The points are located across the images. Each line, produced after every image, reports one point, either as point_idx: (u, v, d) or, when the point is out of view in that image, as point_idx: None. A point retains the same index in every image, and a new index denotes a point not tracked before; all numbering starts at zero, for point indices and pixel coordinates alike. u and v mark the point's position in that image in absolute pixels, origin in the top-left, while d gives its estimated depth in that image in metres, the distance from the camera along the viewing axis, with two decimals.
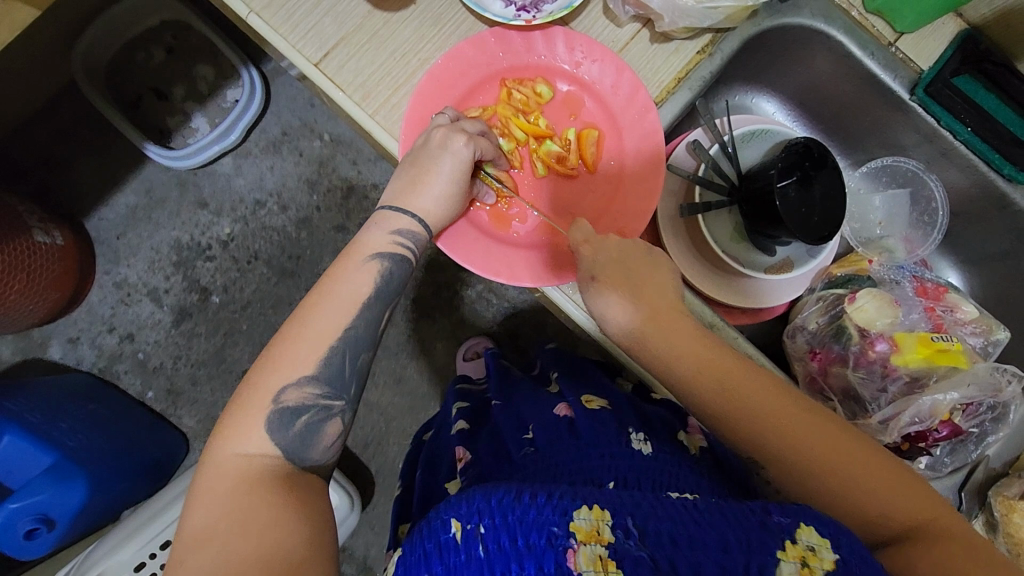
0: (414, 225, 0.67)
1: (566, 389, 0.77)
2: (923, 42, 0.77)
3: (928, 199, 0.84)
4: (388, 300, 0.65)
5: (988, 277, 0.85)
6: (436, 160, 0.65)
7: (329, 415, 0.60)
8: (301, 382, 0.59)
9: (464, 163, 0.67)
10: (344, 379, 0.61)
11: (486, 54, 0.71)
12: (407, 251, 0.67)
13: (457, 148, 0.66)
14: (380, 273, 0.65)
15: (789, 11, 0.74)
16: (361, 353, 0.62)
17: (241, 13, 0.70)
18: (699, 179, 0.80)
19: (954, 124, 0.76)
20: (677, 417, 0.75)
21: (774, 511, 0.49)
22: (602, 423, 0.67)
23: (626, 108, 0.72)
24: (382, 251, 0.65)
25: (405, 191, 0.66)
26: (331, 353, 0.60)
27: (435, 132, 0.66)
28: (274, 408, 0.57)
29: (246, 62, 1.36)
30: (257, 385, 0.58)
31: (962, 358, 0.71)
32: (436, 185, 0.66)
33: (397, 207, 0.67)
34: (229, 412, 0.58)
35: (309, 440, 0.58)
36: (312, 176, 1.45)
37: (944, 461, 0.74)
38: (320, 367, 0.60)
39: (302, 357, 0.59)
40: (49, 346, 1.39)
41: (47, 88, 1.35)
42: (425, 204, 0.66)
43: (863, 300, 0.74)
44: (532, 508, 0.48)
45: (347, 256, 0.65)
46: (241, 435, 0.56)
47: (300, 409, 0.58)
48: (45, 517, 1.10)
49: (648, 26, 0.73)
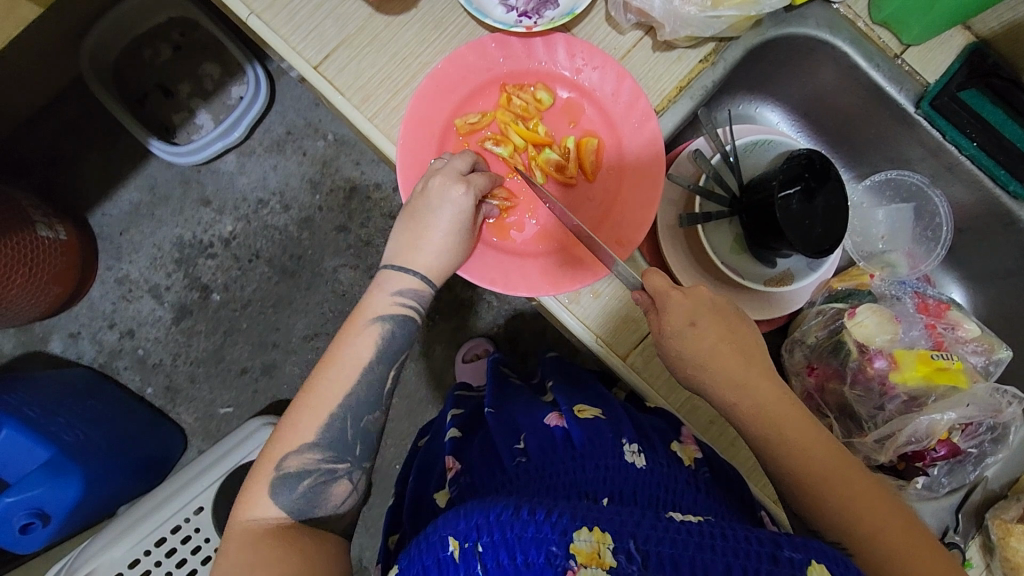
0: (417, 283, 0.66)
1: (560, 399, 0.76)
2: (931, 55, 0.76)
3: (933, 214, 0.83)
4: (393, 360, 0.65)
5: (991, 294, 0.84)
6: (432, 209, 0.65)
7: (333, 477, 0.61)
8: (301, 449, 0.61)
9: (464, 211, 0.65)
10: (346, 443, 0.62)
11: (485, 59, 0.71)
12: (412, 310, 0.67)
13: (455, 197, 0.65)
14: (382, 335, 0.65)
15: (794, 21, 0.74)
16: (365, 416, 0.63)
17: (242, 14, 0.70)
18: (699, 190, 0.80)
19: (960, 139, 0.75)
20: (672, 426, 0.71)
21: (785, 545, 0.48)
22: (596, 433, 0.66)
23: (625, 116, 0.71)
24: (384, 313, 0.65)
25: (405, 249, 0.66)
26: (330, 420, 0.62)
27: (432, 181, 0.65)
28: (276, 473, 0.60)
29: (252, 61, 1.36)
30: (267, 452, 0.62)
31: (960, 377, 0.70)
32: (433, 236, 0.65)
33: (400, 265, 0.66)
34: (247, 479, 0.62)
35: (314, 500, 0.60)
36: (315, 175, 1.44)
37: (942, 482, 0.72)
38: (320, 434, 0.61)
39: (304, 424, 0.61)
40: (50, 340, 1.40)
41: (53, 83, 1.36)
42: (429, 260, 0.66)
43: (862, 316, 0.72)
44: (531, 525, 0.48)
45: (352, 319, 0.66)
46: (251, 502, 0.60)
47: (301, 473, 0.60)
48: (40, 511, 1.09)
49: (650, 34, 0.73)
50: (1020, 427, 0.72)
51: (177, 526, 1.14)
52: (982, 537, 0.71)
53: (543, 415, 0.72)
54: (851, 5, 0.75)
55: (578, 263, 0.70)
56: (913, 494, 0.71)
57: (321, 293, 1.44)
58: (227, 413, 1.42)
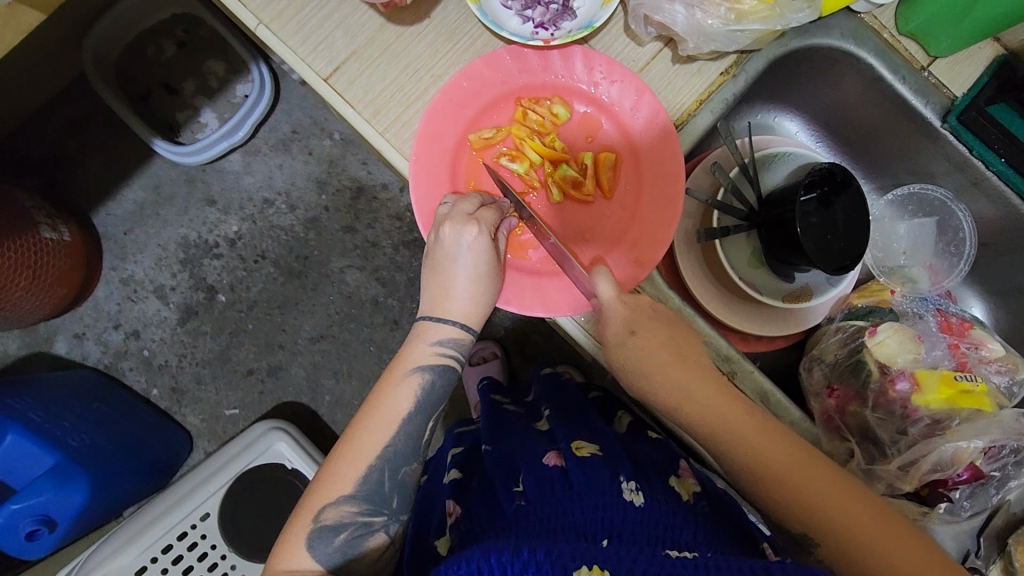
0: (456, 332, 0.67)
1: (558, 434, 0.76)
2: (958, 67, 0.74)
3: (956, 229, 0.81)
4: (432, 412, 0.67)
5: (1013, 310, 0.82)
6: (453, 259, 0.65)
7: (369, 530, 0.63)
8: (339, 501, 0.62)
9: (482, 253, 0.65)
10: (383, 495, 0.64)
11: (500, 72, 0.69)
12: (453, 360, 0.68)
13: (470, 241, 0.64)
14: (422, 385, 0.66)
15: (818, 31, 0.71)
16: (402, 468, 0.65)
17: (250, 24, 0.67)
18: (717, 204, 0.78)
19: (987, 154, 0.73)
20: (670, 460, 0.74)
21: (777, 569, 0.50)
22: (594, 471, 0.66)
23: (644, 131, 0.70)
24: (424, 363, 0.66)
25: (440, 300, 0.67)
26: (369, 472, 0.63)
27: (443, 229, 0.65)
28: (314, 525, 0.61)
29: (258, 59, 1.33)
30: (305, 502, 0.63)
31: (986, 401, 0.69)
32: (462, 286, 0.66)
33: (437, 316, 0.67)
34: (284, 528, 0.63)
35: (350, 554, 0.62)
36: (322, 175, 1.42)
37: (964, 505, 0.70)
38: (358, 486, 0.63)
39: (344, 476, 0.63)
40: (55, 341, 1.39)
41: (57, 81, 1.34)
42: (462, 310, 0.67)
43: (884, 334, 0.71)
44: (531, 565, 0.51)
45: (392, 369, 0.67)
46: (288, 552, 0.61)
47: (339, 526, 0.62)
48: (45, 519, 1.10)
49: (670, 45, 0.71)
50: None
51: (184, 533, 1.14)
52: (1003, 561, 0.70)
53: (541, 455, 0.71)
54: (877, 15, 0.73)
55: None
56: (937, 519, 0.70)
57: (328, 295, 1.42)
58: (233, 415, 1.41)
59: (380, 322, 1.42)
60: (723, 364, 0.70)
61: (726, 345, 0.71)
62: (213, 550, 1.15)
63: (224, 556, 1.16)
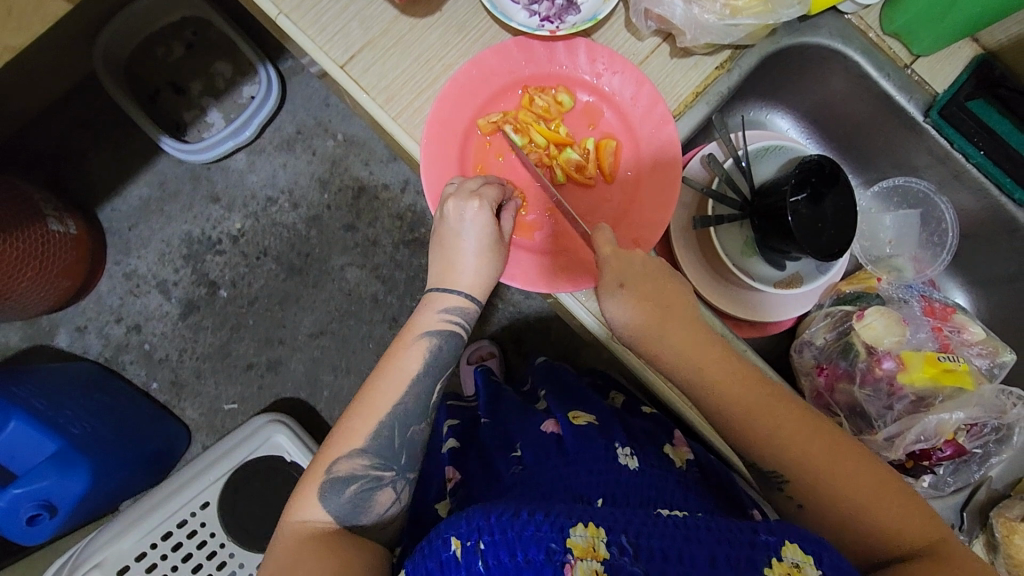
0: (463, 301, 0.70)
1: (553, 406, 0.80)
2: (939, 66, 0.78)
3: (939, 220, 0.85)
4: (440, 374, 0.69)
5: (994, 299, 0.86)
6: (457, 234, 0.68)
7: (379, 484, 0.65)
8: (353, 454, 0.65)
9: (484, 228, 0.68)
10: (393, 451, 0.66)
11: (508, 62, 0.73)
12: (458, 326, 0.70)
13: (473, 215, 0.67)
14: (429, 350, 0.69)
15: (807, 31, 0.75)
16: (411, 425, 0.67)
17: (271, 13, 0.71)
18: (712, 193, 0.81)
19: (967, 147, 0.77)
20: (663, 430, 0.79)
21: (762, 530, 0.53)
22: (588, 439, 0.70)
23: (643, 120, 0.73)
24: (432, 329, 0.69)
25: (447, 271, 0.71)
26: (379, 428, 0.65)
27: (448, 204, 0.68)
28: (328, 475, 0.64)
29: (265, 60, 1.37)
30: (319, 456, 0.66)
31: (967, 379, 0.71)
32: (466, 259, 0.69)
33: (444, 286, 0.71)
34: (300, 481, 0.66)
35: (360, 505, 0.64)
36: (325, 174, 1.46)
37: (948, 480, 0.74)
38: (369, 441, 0.65)
39: (357, 431, 0.65)
40: (56, 334, 1.40)
41: (67, 78, 1.36)
42: (467, 280, 0.70)
43: (872, 318, 0.74)
44: (530, 524, 0.52)
45: (401, 336, 0.70)
46: (303, 502, 0.64)
47: (350, 478, 0.64)
48: (47, 504, 1.10)
49: (668, 40, 0.74)
50: None
51: (183, 521, 1.15)
52: (987, 535, 0.73)
53: (539, 423, 0.76)
54: (863, 16, 0.78)
55: (578, 265, 0.72)
56: (920, 493, 0.73)
57: (328, 291, 1.45)
58: (232, 409, 1.42)
59: (380, 319, 1.45)
60: None
61: (723, 327, 0.74)
62: (212, 538, 1.16)
63: (223, 546, 1.16)
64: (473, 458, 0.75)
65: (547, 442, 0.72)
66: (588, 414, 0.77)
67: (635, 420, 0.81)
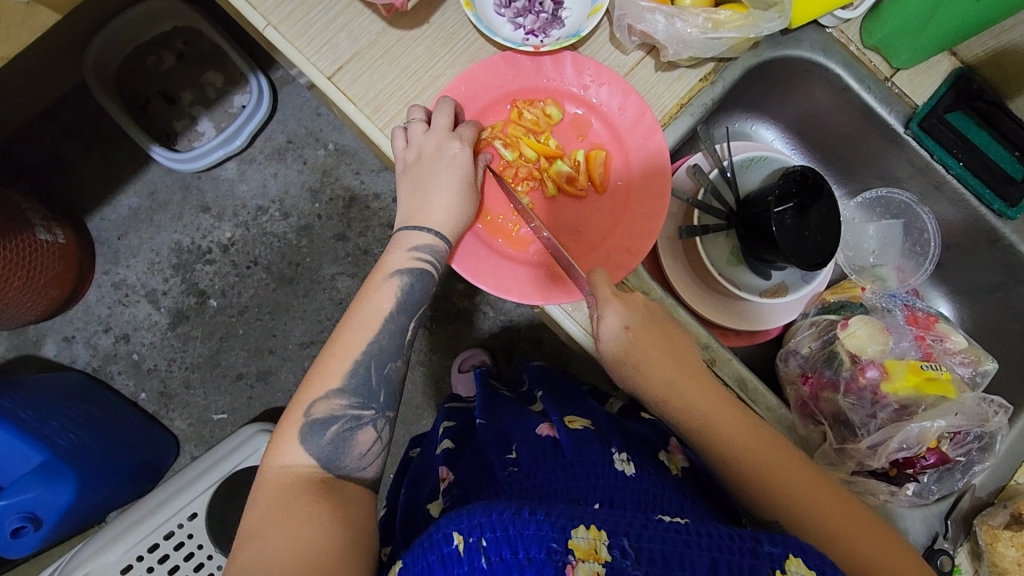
0: (433, 240, 0.70)
1: (550, 410, 0.80)
2: (918, 79, 0.79)
3: (921, 230, 0.86)
4: (414, 310, 0.70)
5: (977, 309, 0.87)
6: (433, 170, 0.69)
7: (359, 424, 0.65)
8: (328, 395, 0.64)
9: (458, 166, 0.70)
10: (369, 389, 0.66)
11: (497, 77, 0.73)
12: (430, 265, 0.70)
13: (454, 154, 0.70)
14: (402, 286, 0.69)
15: (789, 44, 0.77)
16: (387, 363, 0.67)
17: (259, 25, 0.71)
18: (698, 204, 0.82)
19: (946, 158, 0.78)
20: (659, 438, 0.79)
21: (765, 539, 0.52)
22: (586, 443, 0.70)
23: (632, 131, 0.74)
24: (403, 267, 0.69)
25: (420, 209, 0.71)
26: (355, 367, 0.66)
27: (422, 143, 0.69)
28: (306, 419, 0.64)
29: (256, 70, 1.37)
30: (295, 400, 0.65)
31: (950, 387, 0.73)
32: (441, 194, 0.70)
33: (413, 225, 0.70)
34: (278, 428, 0.65)
35: (342, 447, 0.64)
36: (315, 184, 1.46)
37: (932, 488, 0.75)
38: (346, 380, 0.65)
39: (330, 372, 0.65)
40: (44, 344, 1.39)
41: (57, 87, 1.36)
42: (441, 218, 0.70)
43: (855, 327, 0.76)
44: (532, 523, 0.51)
45: (374, 274, 0.70)
46: (283, 448, 0.63)
47: (328, 420, 0.64)
48: (32, 515, 1.08)
49: (652, 54, 0.75)
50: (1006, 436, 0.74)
51: (171, 532, 1.14)
52: (970, 543, 0.74)
53: (536, 426, 0.76)
54: (844, 29, 0.79)
55: (563, 277, 0.72)
56: (903, 501, 0.73)
57: (318, 300, 1.44)
58: (221, 419, 1.41)
59: None
60: (704, 352, 0.74)
61: (709, 336, 0.75)
62: (199, 550, 1.14)
63: (210, 557, 1.15)
64: (462, 465, 0.75)
65: (533, 447, 0.72)
66: (583, 418, 0.78)
67: (629, 425, 0.81)
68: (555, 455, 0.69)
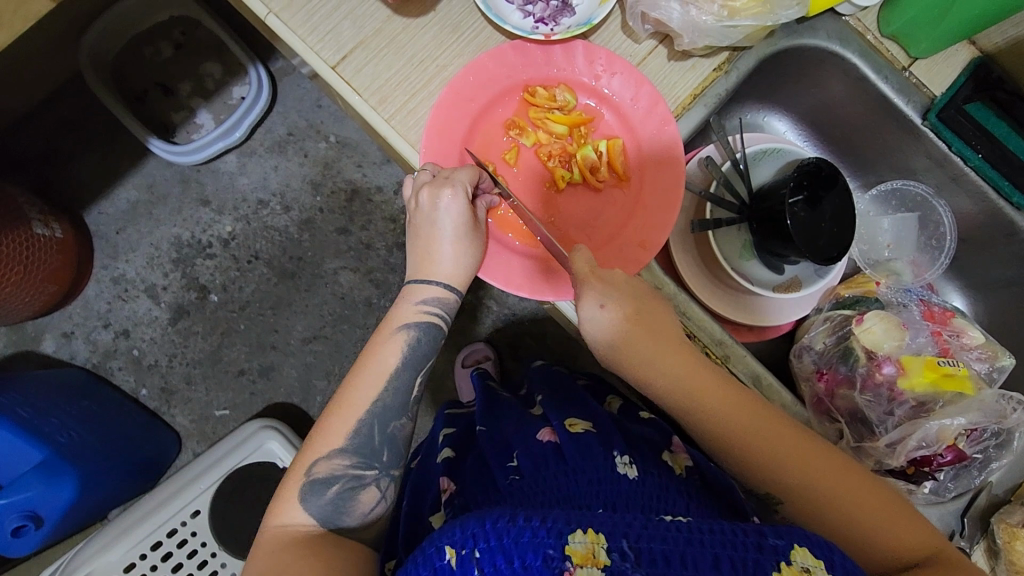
0: (440, 291, 0.69)
1: (551, 415, 0.78)
2: (937, 68, 0.78)
3: (936, 223, 0.85)
4: (419, 367, 0.68)
5: (991, 303, 0.86)
6: (433, 221, 0.67)
7: (361, 484, 0.64)
8: (330, 455, 0.63)
9: (458, 217, 0.67)
10: (373, 449, 0.65)
11: (505, 66, 0.72)
12: (435, 317, 0.69)
13: (447, 205, 0.66)
14: (407, 342, 0.68)
15: (805, 33, 0.75)
16: (391, 422, 0.66)
17: (260, 13, 0.69)
18: (711, 197, 0.80)
19: (965, 150, 0.76)
20: (663, 437, 0.78)
21: (769, 533, 0.51)
22: (587, 448, 0.69)
23: (645, 121, 0.73)
24: (409, 321, 0.69)
25: (425, 262, 0.70)
26: (359, 426, 0.65)
27: (423, 193, 0.67)
28: (307, 478, 0.63)
29: (255, 61, 1.34)
30: (299, 457, 0.65)
31: (967, 384, 0.71)
32: (442, 246, 0.68)
33: (422, 276, 0.70)
34: (280, 484, 0.65)
35: (342, 507, 0.63)
36: (316, 177, 1.44)
37: (948, 486, 0.74)
38: (348, 440, 0.64)
39: (334, 431, 0.64)
40: (43, 340, 1.37)
41: (53, 78, 1.34)
42: (444, 269, 0.69)
43: (870, 322, 0.74)
44: (527, 530, 0.50)
45: (380, 330, 0.69)
46: (284, 506, 0.62)
47: (330, 479, 0.63)
48: (32, 514, 1.06)
49: (665, 43, 0.74)
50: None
51: (173, 530, 1.13)
52: (987, 541, 0.73)
53: (536, 431, 0.75)
54: (861, 18, 0.77)
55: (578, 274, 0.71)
56: (920, 498, 0.73)
57: (321, 295, 1.43)
58: (223, 415, 1.40)
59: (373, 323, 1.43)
60: (718, 348, 0.72)
61: (723, 331, 0.73)
62: (203, 548, 1.14)
63: (214, 555, 1.15)
64: (471, 465, 0.74)
65: (546, 449, 0.70)
66: (584, 420, 0.77)
67: (638, 428, 0.79)
68: (564, 457, 0.68)
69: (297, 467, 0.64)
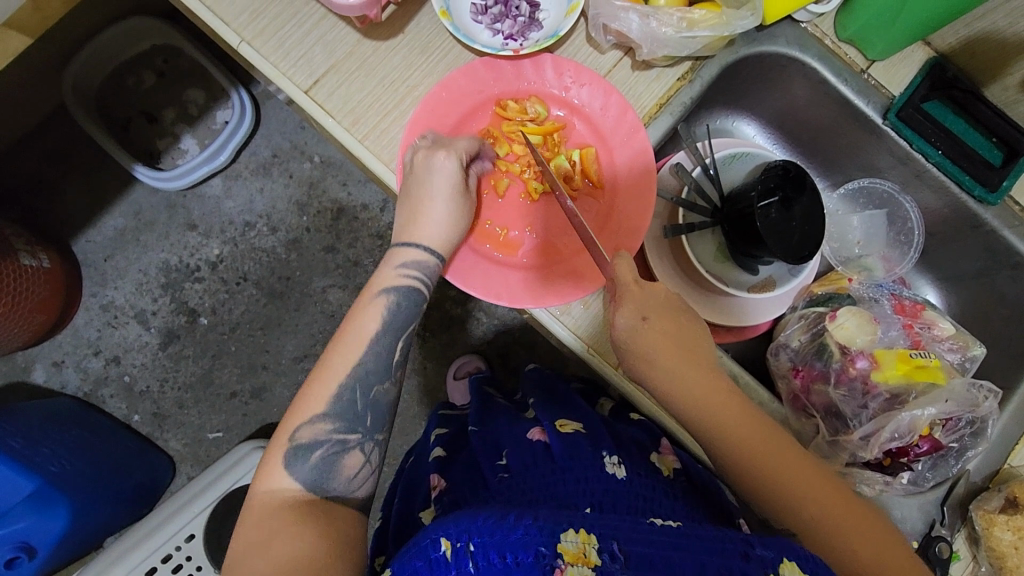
0: (423, 255, 0.70)
1: (542, 416, 0.80)
2: (894, 69, 0.80)
3: (904, 219, 0.87)
4: (402, 330, 0.69)
5: (962, 295, 0.88)
6: (422, 182, 0.68)
7: (344, 448, 0.64)
8: (313, 420, 0.64)
9: (451, 175, 0.69)
10: (356, 413, 0.65)
11: (476, 82, 0.74)
12: (418, 281, 0.70)
13: (441, 164, 0.68)
14: (391, 306, 0.69)
15: (765, 40, 0.77)
16: (374, 386, 0.66)
17: (233, 41, 0.71)
18: (682, 202, 0.82)
19: (927, 148, 0.78)
20: (651, 439, 0.79)
21: (756, 543, 0.52)
22: (576, 447, 0.70)
23: (615, 130, 0.75)
24: (390, 284, 0.69)
25: (408, 225, 0.70)
26: (340, 393, 0.65)
27: (416, 156, 0.69)
28: (290, 444, 0.63)
29: (237, 86, 1.36)
30: (281, 427, 0.65)
31: (939, 374, 0.74)
32: (430, 207, 0.69)
33: (403, 241, 0.70)
34: (264, 457, 0.65)
35: (327, 472, 0.63)
36: (302, 198, 1.45)
37: (926, 476, 0.75)
38: (329, 405, 0.64)
39: (316, 397, 0.65)
40: (33, 370, 1.37)
41: (37, 110, 1.35)
42: (429, 233, 0.70)
43: (843, 318, 0.76)
44: (518, 528, 0.51)
45: (363, 295, 0.70)
46: (268, 475, 0.63)
47: (313, 445, 0.63)
48: (25, 544, 1.05)
49: (629, 54, 0.76)
50: (996, 421, 0.74)
51: (167, 556, 1.12)
52: (967, 529, 0.75)
53: (526, 430, 0.77)
54: (817, 24, 0.80)
55: (557, 280, 0.73)
56: (898, 490, 0.74)
57: (310, 314, 1.44)
58: (217, 437, 1.40)
59: None
60: None
61: None
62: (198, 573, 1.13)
63: None
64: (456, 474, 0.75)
65: (530, 453, 0.72)
66: (575, 421, 0.78)
67: (625, 430, 0.81)
68: (549, 458, 0.70)
69: (280, 436, 0.65)
